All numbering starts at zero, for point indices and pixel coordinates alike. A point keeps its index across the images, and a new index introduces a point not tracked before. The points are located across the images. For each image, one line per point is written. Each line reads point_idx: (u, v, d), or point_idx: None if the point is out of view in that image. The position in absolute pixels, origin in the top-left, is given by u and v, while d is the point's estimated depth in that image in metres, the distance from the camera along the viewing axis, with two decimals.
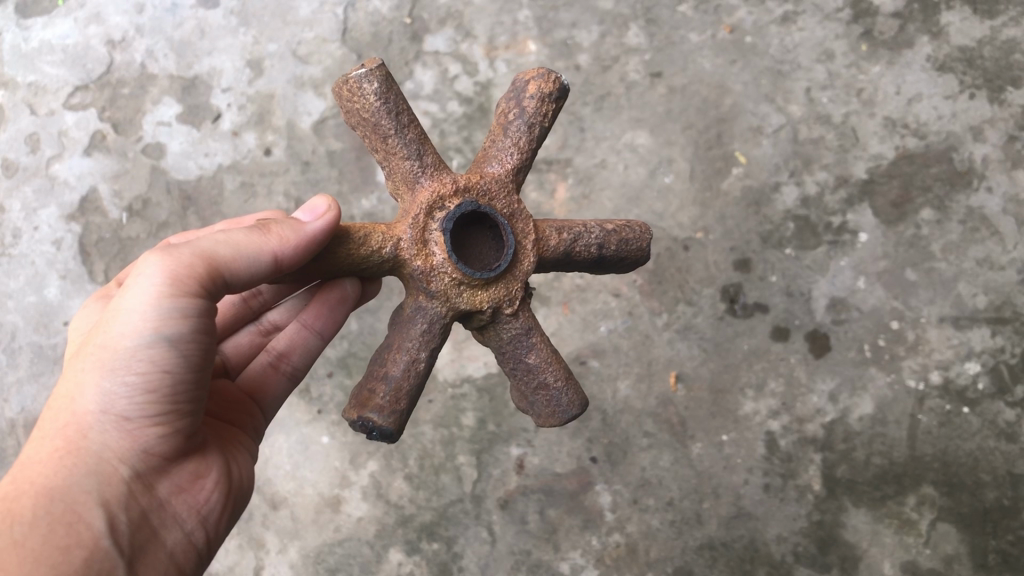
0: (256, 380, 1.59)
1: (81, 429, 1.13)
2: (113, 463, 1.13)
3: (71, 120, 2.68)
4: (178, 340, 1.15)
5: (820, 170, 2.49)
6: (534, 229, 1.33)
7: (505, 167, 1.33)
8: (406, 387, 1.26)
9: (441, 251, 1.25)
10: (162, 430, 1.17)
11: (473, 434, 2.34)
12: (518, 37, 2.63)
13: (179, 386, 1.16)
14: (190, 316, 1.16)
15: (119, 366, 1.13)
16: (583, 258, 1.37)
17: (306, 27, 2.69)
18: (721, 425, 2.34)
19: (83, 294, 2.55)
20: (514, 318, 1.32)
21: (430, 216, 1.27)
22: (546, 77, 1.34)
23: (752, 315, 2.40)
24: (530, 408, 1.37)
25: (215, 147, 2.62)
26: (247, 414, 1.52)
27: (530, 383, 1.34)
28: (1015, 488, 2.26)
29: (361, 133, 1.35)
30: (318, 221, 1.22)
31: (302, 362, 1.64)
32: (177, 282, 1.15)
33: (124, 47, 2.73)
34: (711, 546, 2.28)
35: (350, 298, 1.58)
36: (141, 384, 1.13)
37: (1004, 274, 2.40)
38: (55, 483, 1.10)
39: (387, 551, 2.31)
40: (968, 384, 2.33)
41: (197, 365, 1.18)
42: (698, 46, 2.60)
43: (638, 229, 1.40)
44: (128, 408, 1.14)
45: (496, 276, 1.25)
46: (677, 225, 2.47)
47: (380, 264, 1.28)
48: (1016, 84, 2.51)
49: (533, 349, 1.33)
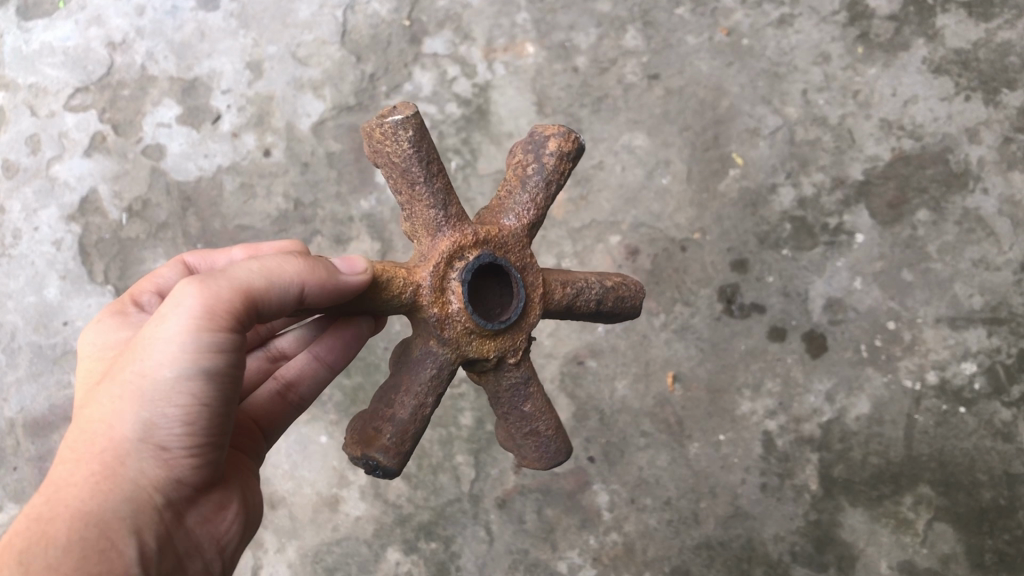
0: (263, 406, 1.58)
1: (118, 456, 1.10)
2: (148, 492, 1.11)
3: (71, 121, 2.70)
4: (217, 376, 1.13)
5: (817, 172, 2.50)
6: (542, 283, 1.34)
7: (521, 221, 1.34)
8: (411, 430, 1.28)
9: (458, 302, 1.25)
10: (195, 461, 1.16)
11: (471, 434, 2.34)
12: (516, 39, 2.65)
13: (214, 421, 1.15)
14: (228, 351, 1.14)
15: (159, 398, 1.10)
16: (581, 311, 1.40)
17: (306, 29, 2.71)
18: (718, 424, 2.35)
19: (84, 294, 2.57)
20: (515, 367, 1.33)
21: (449, 265, 1.27)
22: (565, 136, 1.36)
23: (748, 315, 2.41)
24: (515, 449, 1.39)
25: (214, 149, 2.64)
26: (252, 441, 1.51)
27: (522, 429, 1.36)
28: (1012, 488, 2.27)
29: (385, 173, 1.33)
30: (357, 273, 1.22)
31: (308, 392, 1.63)
32: (218, 318, 1.12)
33: (124, 50, 2.74)
34: (708, 545, 2.29)
35: (363, 335, 1.60)
36: (180, 418, 1.11)
37: (999, 275, 2.41)
38: (90, 508, 1.07)
39: (385, 550, 2.32)
40: (964, 384, 2.33)
41: (230, 398, 1.17)
42: (695, 49, 2.61)
43: (633, 287, 1.45)
44: (167, 439, 1.11)
45: (507, 327, 1.28)
46: (674, 226, 2.48)
47: (395, 305, 1.28)
48: (1011, 86, 2.53)
49: (529, 399, 1.35)
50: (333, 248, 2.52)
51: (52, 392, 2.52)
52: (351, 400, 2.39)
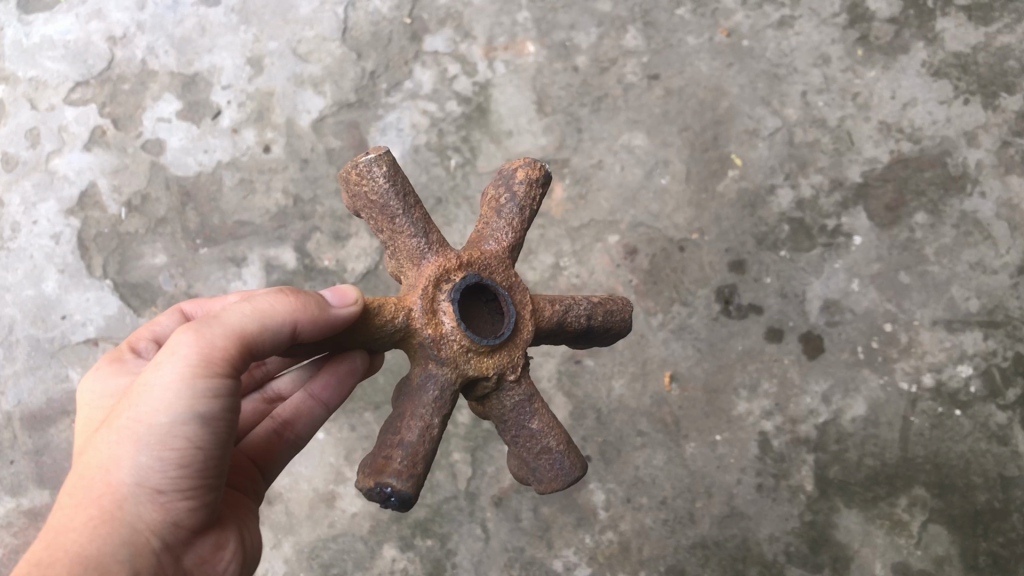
0: (260, 445, 1.55)
1: (115, 499, 1.07)
2: (145, 535, 1.08)
3: (71, 115, 2.69)
4: (211, 417, 1.10)
5: (815, 174, 2.51)
6: (531, 300, 1.33)
7: (502, 245, 1.35)
8: (422, 451, 1.21)
9: (451, 319, 1.24)
10: (192, 503, 1.13)
11: (467, 432, 2.37)
12: (517, 38, 2.66)
13: (209, 462, 1.12)
14: (222, 394, 1.12)
15: (154, 441, 1.08)
16: (571, 329, 1.39)
17: (307, 26, 2.72)
18: (715, 424, 2.35)
19: (82, 288, 2.56)
20: (516, 384, 1.31)
21: (438, 287, 1.27)
22: (532, 165, 1.39)
23: (746, 316, 2.42)
24: (529, 475, 1.34)
25: (214, 144, 2.64)
26: (248, 479, 1.46)
27: (532, 449, 1.32)
28: (1006, 490, 2.28)
29: (366, 216, 1.36)
30: (346, 305, 1.21)
31: (306, 430, 1.61)
32: (209, 362, 1.11)
33: (124, 44, 2.74)
34: (703, 545, 2.29)
35: (359, 371, 1.55)
36: (176, 461, 1.08)
37: (996, 279, 2.42)
38: (88, 552, 1.04)
39: (381, 547, 2.32)
40: (960, 387, 2.34)
41: (225, 440, 1.14)
42: (695, 49, 2.63)
43: (620, 302, 1.45)
44: (163, 482, 1.09)
45: (502, 342, 1.27)
46: (672, 225, 2.49)
47: (389, 334, 1.27)
48: (1009, 91, 2.55)
49: (535, 414, 1.32)
50: (332, 244, 2.52)
51: (48, 386, 2.52)
52: (348, 396, 2.40)
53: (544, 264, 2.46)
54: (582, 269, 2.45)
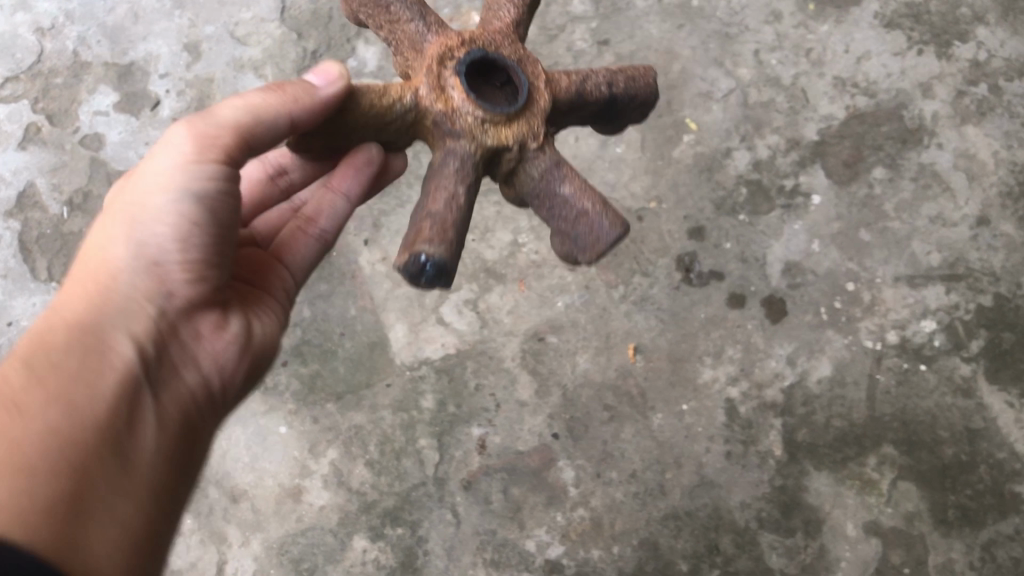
0: (280, 242, 1.57)
1: (112, 271, 1.20)
2: (142, 303, 1.21)
3: (2, 113, 2.58)
4: (207, 198, 1.22)
5: (771, 134, 2.48)
6: (545, 73, 1.25)
7: (506, 21, 1.27)
8: (450, 222, 1.13)
9: (459, 93, 1.18)
10: (192, 277, 1.24)
11: (433, 417, 2.33)
12: (462, 9, 2.58)
13: (206, 243, 1.23)
14: (218, 178, 1.23)
15: (151, 216, 1.20)
16: (596, 101, 1.29)
17: (244, 8, 2.64)
18: (681, 394, 2.33)
19: (27, 293, 2.42)
20: (541, 151, 1.21)
21: (442, 63, 1.21)
22: None
23: (708, 283, 2.39)
24: (571, 251, 1.20)
25: (154, 135, 2.55)
26: (273, 276, 1.52)
27: (570, 218, 1.20)
28: (973, 443, 2.28)
29: (364, 21, 1.32)
30: (332, 85, 1.20)
31: (333, 224, 1.61)
32: (203, 148, 1.21)
33: (54, 35, 2.65)
34: (676, 516, 2.25)
35: (376, 161, 1.47)
36: (171, 234, 1.20)
37: (956, 231, 2.41)
38: (84, 316, 1.17)
39: (351, 538, 2.26)
40: (924, 342, 2.34)
41: (225, 224, 1.25)
42: (644, 12, 2.58)
43: (642, 70, 1.34)
44: (159, 252, 1.21)
45: (517, 110, 1.19)
46: (630, 195, 2.44)
47: (400, 119, 1.21)
48: (962, 39, 2.56)
49: (565, 179, 1.21)
50: None
51: None
52: (309, 388, 2.37)
53: (502, 242, 2.46)
54: (541, 245, 2.45)
